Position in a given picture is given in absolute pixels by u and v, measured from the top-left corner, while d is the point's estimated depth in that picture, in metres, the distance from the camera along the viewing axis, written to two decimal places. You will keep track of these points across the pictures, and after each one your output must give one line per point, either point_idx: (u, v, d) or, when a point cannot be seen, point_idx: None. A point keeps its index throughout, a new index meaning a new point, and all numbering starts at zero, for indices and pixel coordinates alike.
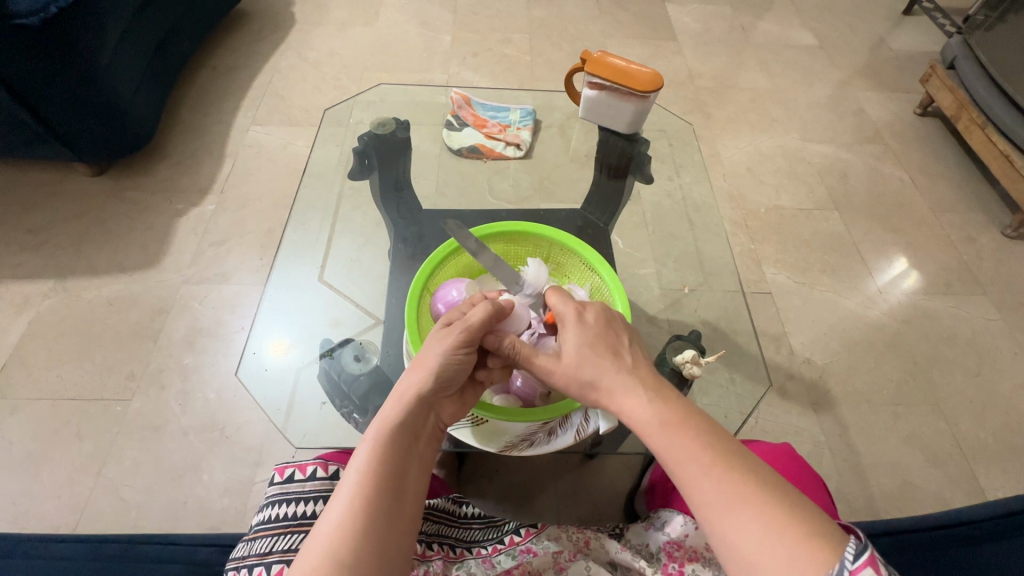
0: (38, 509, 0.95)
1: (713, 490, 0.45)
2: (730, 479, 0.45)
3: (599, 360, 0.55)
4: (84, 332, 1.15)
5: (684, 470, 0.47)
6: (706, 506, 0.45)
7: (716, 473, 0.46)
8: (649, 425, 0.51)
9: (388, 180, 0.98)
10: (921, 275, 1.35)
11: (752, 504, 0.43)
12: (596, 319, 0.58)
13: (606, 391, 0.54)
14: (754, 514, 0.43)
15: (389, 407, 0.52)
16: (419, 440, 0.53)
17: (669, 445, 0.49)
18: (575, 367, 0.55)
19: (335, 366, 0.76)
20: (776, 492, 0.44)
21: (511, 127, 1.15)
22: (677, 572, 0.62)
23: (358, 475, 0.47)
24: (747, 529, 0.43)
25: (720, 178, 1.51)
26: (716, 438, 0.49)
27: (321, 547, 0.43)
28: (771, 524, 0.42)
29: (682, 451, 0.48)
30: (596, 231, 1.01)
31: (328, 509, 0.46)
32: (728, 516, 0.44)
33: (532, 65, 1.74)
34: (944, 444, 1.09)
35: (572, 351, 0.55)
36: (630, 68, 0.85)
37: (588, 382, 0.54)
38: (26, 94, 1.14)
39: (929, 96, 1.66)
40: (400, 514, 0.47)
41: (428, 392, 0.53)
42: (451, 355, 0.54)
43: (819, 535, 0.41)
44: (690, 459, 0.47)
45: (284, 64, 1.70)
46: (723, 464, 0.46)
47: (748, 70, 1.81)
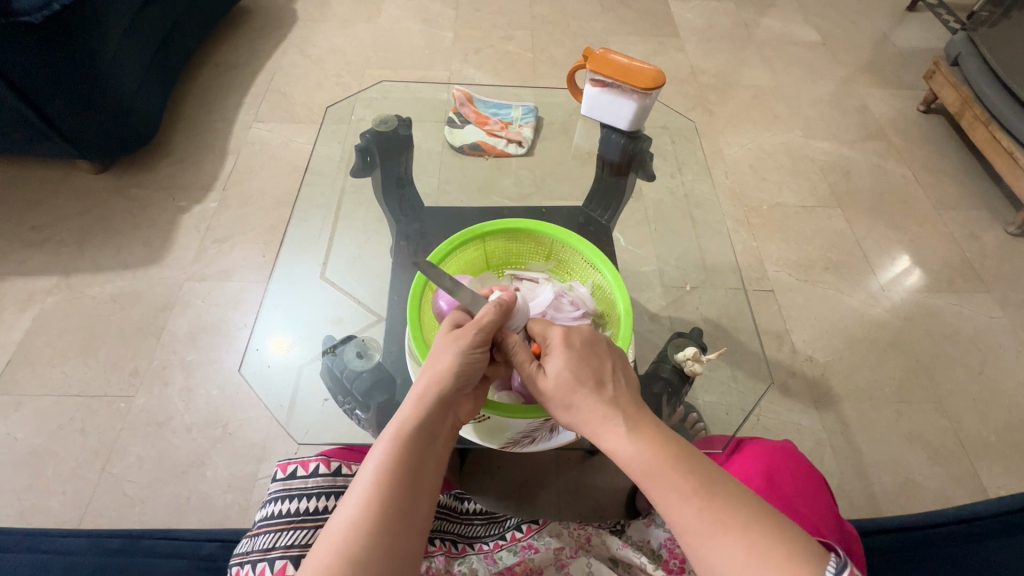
0: (43, 504, 0.96)
1: (695, 523, 0.45)
2: (712, 510, 0.45)
3: (581, 389, 0.53)
4: (89, 328, 1.16)
5: (666, 500, 0.47)
6: (688, 536, 0.45)
7: (697, 505, 0.45)
8: (629, 457, 0.49)
9: (389, 178, 1.00)
10: (924, 273, 1.34)
11: (736, 534, 0.43)
12: (580, 343, 0.56)
13: (587, 418, 0.53)
14: (738, 544, 0.43)
15: (409, 405, 0.52)
16: (438, 438, 0.52)
17: (649, 475, 0.48)
18: (555, 394, 0.54)
19: (338, 364, 0.75)
20: (760, 519, 0.44)
21: (513, 124, 1.13)
22: (678, 568, 0.63)
23: (374, 473, 0.47)
24: (729, 561, 0.43)
25: (722, 175, 1.51)
26: (699, 465, 0.48)
27: (335, 542, 0.44)
28: (753, 557, 0.42)
29: (663, 481, 0.47)
30: (598, 228, 1.00)
31: (343, 504, 0.47)
32: (710, 548, 0.44)
33: (535, 61, 1.73)
34: (946, 441, 1.09)
35: (554, 377, 0.54)
36: (632, 65, 0.87)
37: (569, 409, 0.53)
38: (29, 92, 1.15)
39: (933, 92, 1.65)
40: (415, 513, 0.47)
41: (448, 391, 0.53)
42: (468, 355, 0.54)
43: (804, 554, 0.42)
44: (672, 490, 0.47)
45: (286, 61, 1.70)
46: (704, 495, 0.46)
47: (751, 67, 1.80)
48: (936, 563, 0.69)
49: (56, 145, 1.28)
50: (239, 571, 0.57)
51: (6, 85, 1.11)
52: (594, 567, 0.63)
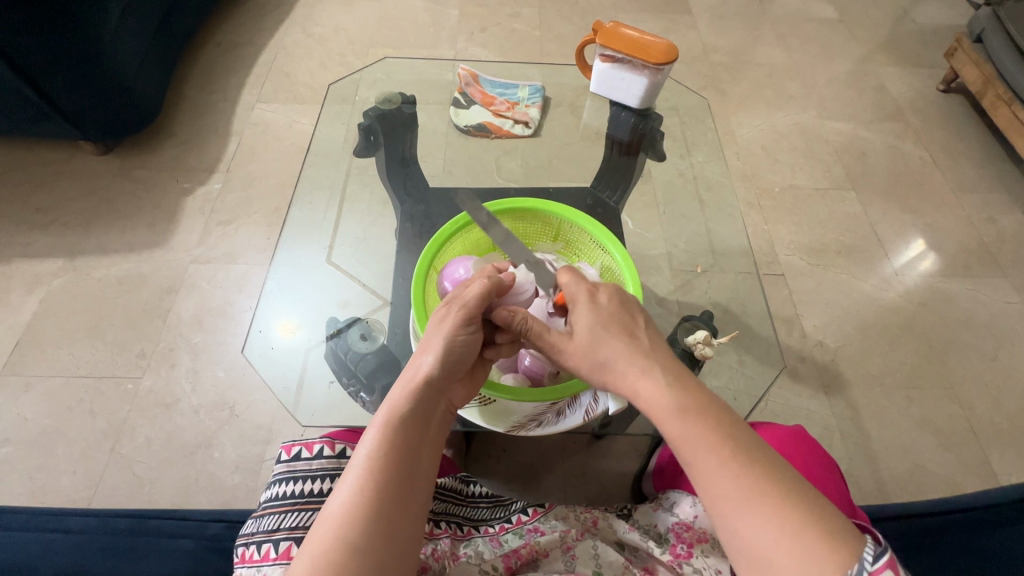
0: (53, 484, 0.97)
1: (729, 484, 0.43)
2: (749, 473, 0.44)
3: (613, 340, 0.53)
4: (96, 310, 1.16)
5: (699, 459, 0.46)
6: (719, 498, 0.44)
7: (732, 468, 0.44)
8: (665, 411, 0.48)
9: (393, 156, 0.98)
10: (939, 257, 1.31)
11: (769, 499, 0.42)
12: (609, 300, 0.55)
13: (621, 373, 0.52)
14: (773, 509, 0.42)
15: (398, 392, 0.51)
16: (430, 422, 0.52)
17: (683, 434, 0.47)
18: (586, 347, 0.54)
19: (341, 345, 0.76)
20: (792, 488, 0.43)
21: (519, 105, 1.09)
22: (685, 553, 0.61)
23: (366, 460, 0.47)
24: (762, 524, 0.41)
25: (734, 156, 1.47)
26: (737, 428, 0.47)
27: (329, 530, 0.43)
28: (787, 522, 0.41)
29: (698, 440, 0.46)
30: (606, 209, 0.99)
31: (336, 492, 0.46)
32: (741, 510, 0.43)
33: (542, 39, 1.69)
34: (958, 428, 1.08)
35: (584, 331, 0.54)
36: (643, 39, 0.84)
37: (601, 363, 0.53)
38: (30, 71, 1.13)
39: (954, 71, 1.59)
40: (411, 497, 0.47)
41: (438, 376, 0.52)
42: (455, 336, 0.53)
43: (837, 532, 0.41)
44: (707, 449, 0.45)
45: (289, 40, 1.67)
46: (742, 458, 0.44)
47: (765, 44, 1.75)
48: (946, 549, 0.69)
49: (58, 126, 1.27)
50: (244, 552, 0.57)
51: (6, 63, 1.09)
52: (600, 549, 0.62)
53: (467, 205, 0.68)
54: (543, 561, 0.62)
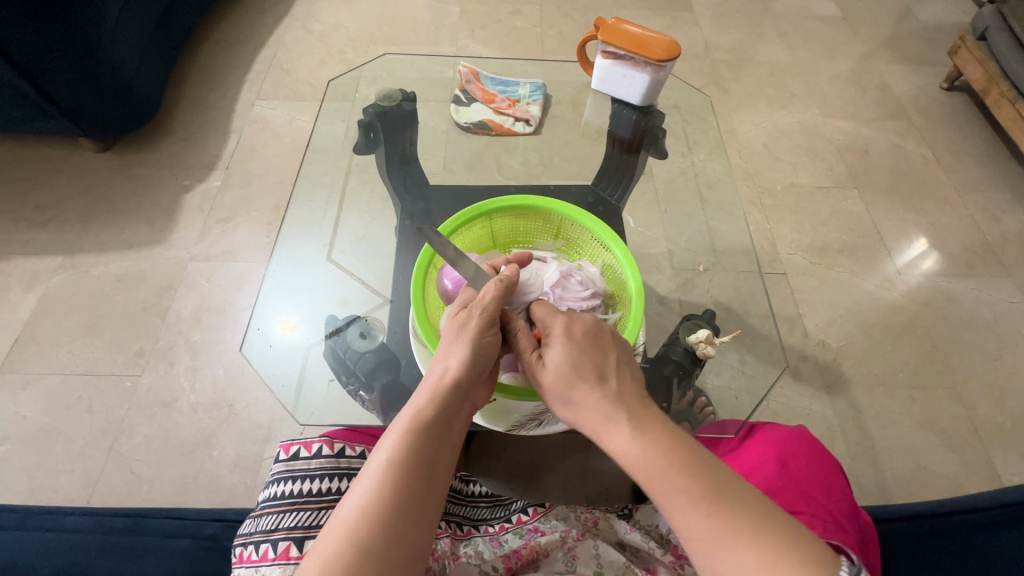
0: (52, 482, 0.97)
1: (700, 528, 0.43)
2: (722, 518, 0.42)
3: (581, 381, 0.51)
4: (95, 308, 1.16)
5: (673, 505, 0.44)
6: (696, 545, 0.43)
7: (704, 512, 0.43)
8: (632, 456, 0.47)
9: (393, 154, 0.98)
10: (942, 256, 1.31)
11: (744, 546, 0.41)
12: (583, 334, 0.54)
13: (587, 417, 0.50)
14: (749, 553, 0.41)
15: (422, 394, 0.51)
16: (452, 426, 0.51)
17: (653, 480, 0.46)
18: (555, 387, 0.52)
19: (341, 344, 0.76)
20: (765, 531, 0.42)
21: (521, 102, 1.09)
22: (687, 554, 0.63)
23: (384, 460, 0.46)
24: (736, 568, 0.41)
25: (736, 154, 1.46)
26: (700, 471, 0.45)
27: (343, 531, 0.43)
28: (763, 565, 0.40)
29: (667, 486, 0.45)
30: (607, 207, 0.98)
31: (352, 490, 0.46)
32: (715, 552, 0.42)
33: (543, 37, 1.68)
34: (960, 428, 1.07)
35: (554, 369, 0.52)
36: (644, 36, 0.84)
37: (569, 405, 0.51)
38: (28, 66, 1.12)
39: (957, 69, 1.58)
40: (427, 503, 0.46)
41: (463, 378, 0.52)
42: (477, 338, 0.53)
43: (817, 568, 0.40)
44: (678, 493, 0.44)
45: (289, 37, 1.66)
46: (711, 503, 0.43)
47: (768, 42, 1.74)
48: (950, 551, 0.68)
49: (57, 123, 1.26)
50: (242, 552, 0.57)
51: (4, 59, 1.08)
52: (601, 548, 0.62)
53: (431, 239, 0.62)
54: (544, 561, 0.62)
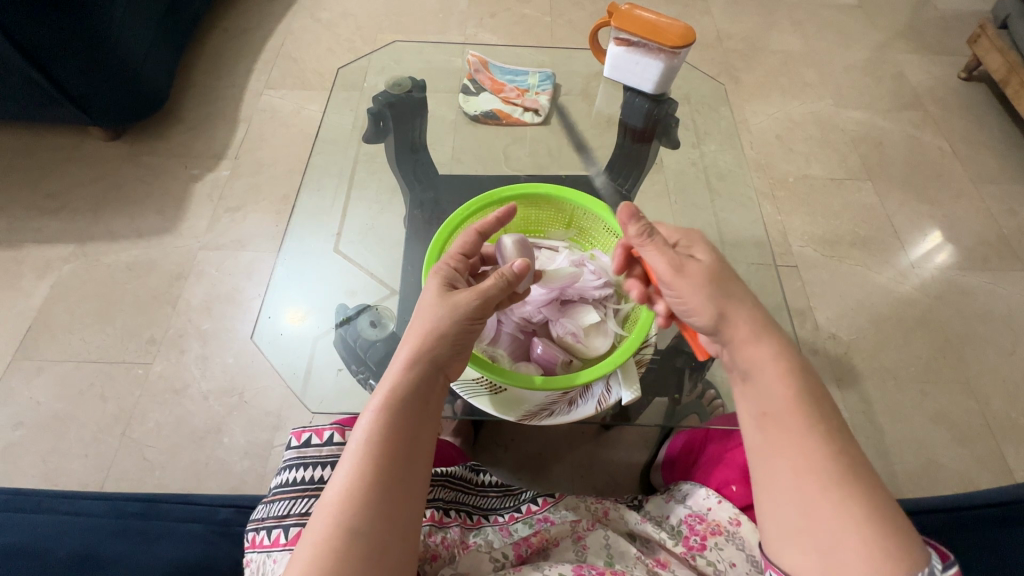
0: (65, 467, 0.98)
1: (823, 459, 0.45)
2: (846, 459, 0.46)
3: (737, 283, 0.54)
4: (106, 296, 1.16)
5: (795, 433, 0.47)
6: (805, 472, 0.45)
7: (828, 447, 0.46)
8: (777, 376, 0.49)
9: (403, 142, 0.99)
10: (956, 249, 1.29)
11: (855, 494, 0.44)
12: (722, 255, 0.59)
13: (742, 321, 0.52)
14: (858, 502, 0.43)
15: (395, 371, 0.51)
16: (430, 401, 0.51)
17: (793, 400, 0.48)
18: (716, 278, 0.53)
19: (352, 332, 0.78)
20: (874, 491, 0.44)
21: (529, 92, 1.05)
22: (699, 544, 0.61)
23: (363, 441, 0.46)
24: (843, 506, 0.43)
25: (748, 145, 1.44)
26: (833, 413, 0.49)
27: (332, 515, 0.43)
28: (869, 509, 0.43)
29: (803, 411, 0.48)
30: (618, 198, 0.97)
31: (334, 478, 0.45)
32: (828, 487, 0.44)
33: (552, 26, 1.66)
34: (973, 423, 1.06)
35: (715, 267, 0.55)
36: (659, 21, 0.83)
37: (728, 300, 0.53)
38: (36, 54, 1.12)
39: (976, 59, 1.55)
40: (412, 478, 0.46)
41: (433, 352, 0.52)
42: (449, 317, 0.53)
43: (908, 535, 0.43)
44: (807, 424, 0.47)
45: (296, 26, 1.65)
46: (839, 444, 0.46)
47: (781, 31, 1.71)
48: (962, 547, 0.67)
49: (67, 112, 1.27)
50: (254, 537, 0.57)
51: (12, 46, 1.08)
52: (612, 539, 0.61)
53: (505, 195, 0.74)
54: (554, 550, 0.61)
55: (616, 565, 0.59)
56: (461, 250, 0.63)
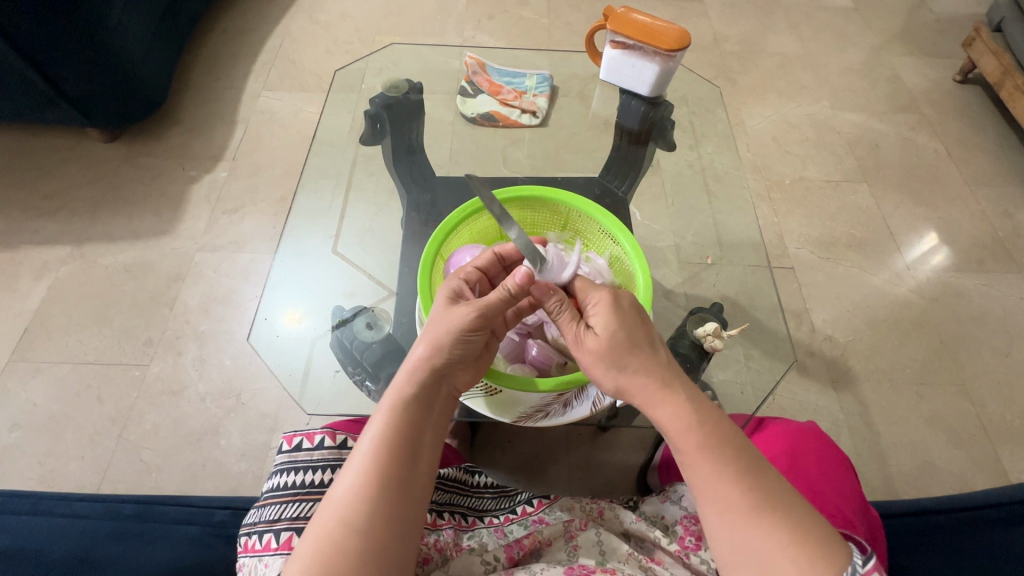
0: (62, 469, 0.98)
1: (735, 500, 0.45)
2: (759, 494, 0.45)
3: (634, 350, 0.53)
4: (104, 298, 1.16)
5: (709, 478, 0.47)
6: (727, 516, 0.45)
7: (741, 486, 0.45)
8: (683, 427, 0.49)
9: (400, 144, 0.97)
10: (952, 252, 1.29)
11: (776, 524, 0.44)
12: (629, 307, 0.55)
13: (641, 385, 0.52)
14: (776, 533, 0.43)
15: (402, 376, 0.53)
16: (431, 410, 0.53)
17: (700, 452, 0.48)
18: (609, 355, 0.53)
19: (347, 335, 0.77)
20: (791, 519, 0.44)
21: (527, 94, 1.07)
22: (694, 545, 0.61)
23: (372, 445, 0.49)
24: (764, 542, 0.43)
25: (744, 148, 1.45)
26: (744, 448, 0.48)
27: (334, 513, 0.46)
28: (790, 537, 0.43)
29: (710, 462, 0.47)
30: (614, 200, 0.99)
31: (341, 477, 0.48)
32: (747, 528, 0.44)
33: (550, 28, 1.67)
34: (968, 425, 1.07)
35: (606, 340, 0.53)
36: (655, 25, 0.84)
37: (621, 370, 0.53)
38: (37, 57, 1.13)
39: (971, 61, 1.56)
40: (412, 485, 0.48)
41: (439, 362, 0.54)
42: (459, 335, 0.54)
43: (831, 546, 0.43)
44: (718, 466, 0.47)
45: (295, 27, 1.66)
46: (751, 481, 0.46)
47: (778, 33, 1.72)
48: (956, 550, 0.68)
49: (66, 114, 1.27)
50: (247, 541, 0.57)
51: (13, 50, 1.09)
52: (604, 536, 0.61)
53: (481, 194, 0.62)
54: (547, 550, 0.61)
55: (608, 561, 0.59)
56: (477, 266, 0.64)
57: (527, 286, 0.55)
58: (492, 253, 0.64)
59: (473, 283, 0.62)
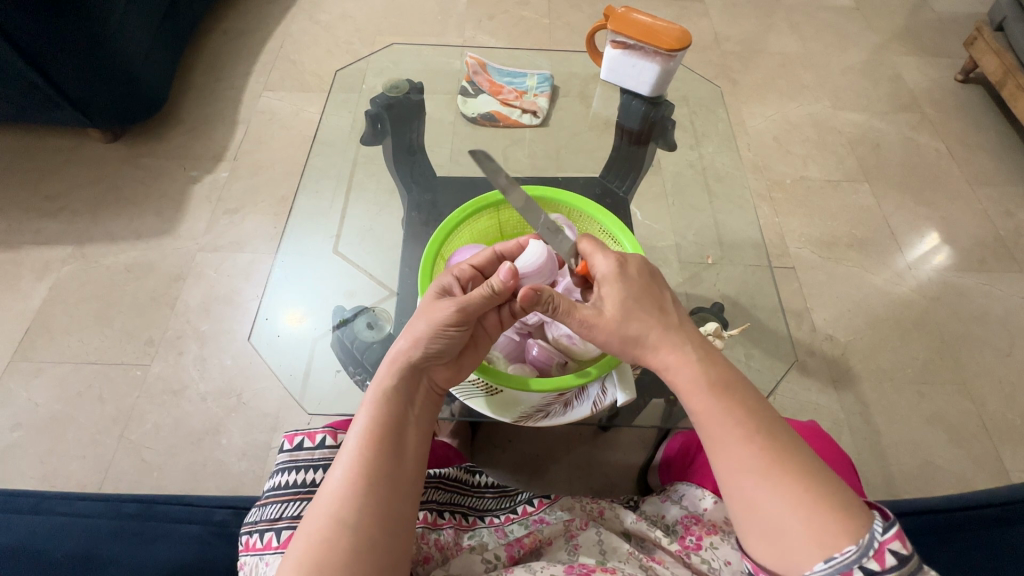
0: (64, 468, 0.98)
1: (750, 457, 0.45)
2: (774, 450, 0.45)
3: (643, 315, 0.54)
4: (105, 297, 1.17)
5: (725, 434, 0.47)
6: (740, 475, 0.45)
7: (756, 442, 0.45)
8: (695, 385, 0.50)
9: (400, 144, 0.98)
10: (953, 251, 1.29)
11: (794, 481, 0.43)
12: (638, 273, 0.56)
13: (651, 346, 0.53)
14: (793, 489, 0.43)
15: (382, 376, 0.54)
16: (412, 404, 0.54)
17: (713, 408, 0.48)
18: (619, 320, 0.54)
19: (348, 334, 0.78)
20: (809, 476, 0.44)
21: (528, 94, 1.06)
22: (695, 544, 0.61)
23: (356, 443, 0.49)
24: (781, 498, 0.43)
25: (745, 148, 1.45)
26: (757, 406, 0.48)
27: (323, 510, 0.46)
28: (806, 496, 0.42)
29: (723, 418, 0.47)
30: (615, 199, 0.99)
31: (328, 476, 0.48)
32: (762, 484, 0.44)
33: (551, 28, 1.67)
34: (969, 424, 1.07)
35: (614, 306, 0.54)
36: (655, 25, 0.84)
37: (632, 339, 0.54)
38: (37, 57, 1.13)
39: (973, 61, 1.55)
40: (398, 479, 0.49)
41: (419, 358, 0.55)
42: (440, 330, 0.54)
43: (849, 508, 0.42)
44: (733, 422, 0.47)
45: (295, 27, 1.66)
46: (767, 438, 0.46)
47: (779, 33, 1.71)
48: (956, 548, 0.68)
49: (67, 114, 1.27)
50: (248, 540, 0.57)
51: (13, 50, 1.09)
52: (605, 536, 0.62)
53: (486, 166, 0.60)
54: (547, 549, 0.61)
55: (609, 561, 0.59)
56: (473, 264, 0.64)
57: (512, 281, 0.56)
58: (490, 252, 0.65)
59: (465, 281, 0.62)
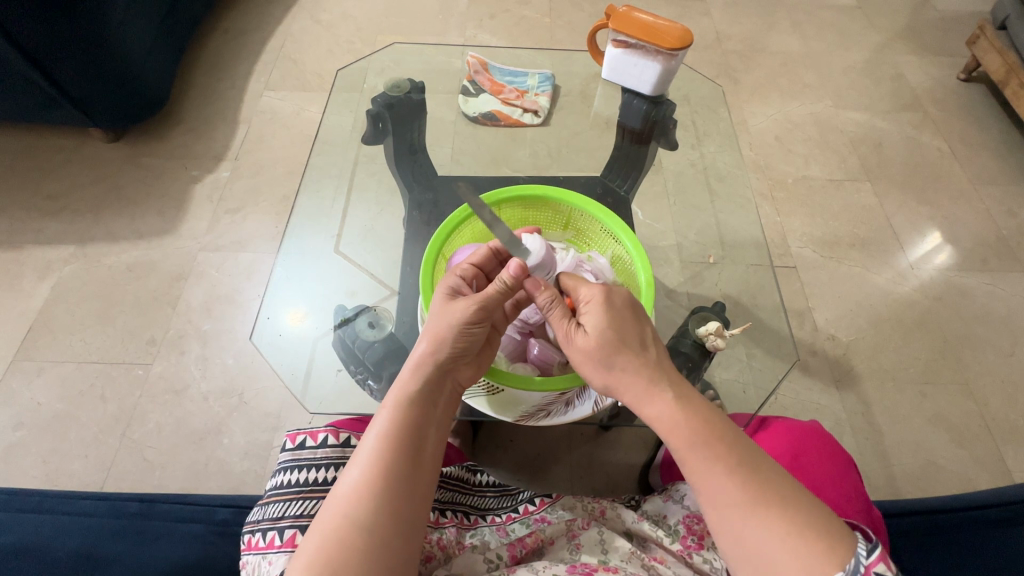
0: (66, 467, 0.98)
1: (732, 496, 0.45)
2: (757, 488, 0.45)
3: (624, 348, 0.53)
4: (107, 297, 1.17)
5: (707, 475, 0.46)
6: (727, 515, 0.45)
7: (739, 482, 0.45)
8: (675, 423, 0.49)
9: (401, 144, 0.97)
10: (955, 251, 1.29)
11: (780, 518, 0.43)
12: (622, 303, 0.56)
13: (630, 382, 0.53)
14: (779, 526, 0.43)
15: (407, 374, 0.54)
16: (437, 404, 0.53)
17: (694, 448, 0.48)
18: (599, 350, 0.54)
19: (350, 333, 0.77)
20: (794, 511, 0.44)
21: (529, 93, 1.07)
22: (696, 544, 0.61)
23: (377, 440, 0.49)
24: (767, 537, 0.43)
25: (746, 147, 1.44)
26: (738, 443, 0.48)
27: (339, 506, 0.46)
28: (792, 533, 0.43)
29: (705, 457, 0.47)
30: (617, 199, 0.98)
31: (347, 472, 0.48)
32: (749, 523, 0.44)
33: (552, 27, 1.66)
34: (971, 425, 1.06)
35: (595, 333, 0.54)
36: (657, 24, 0.83)
37: (610, 370, 0.53)
38: (39, 57, 1.13)
39: (976, 59, 1.55)
40: (416, 481, 0.49)
41: (445, 359, 0.55)
42: (463, 328, 0.55)
43: (833, 538, 0.42)
44: (714, 461, 0.47)
45: (297, 27, 1.66)
46: (749, 476, 0.45)
47: (780, 32, 1.71)
48: (958, 550, 0.68)
49: (69, 114, 1.27)
50: (250, 539, 0.57)
51: (14, 50, 1.09)
52: (607, 535, 0.62)
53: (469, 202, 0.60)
54: (549, 549, 0.61)
55: (610, 560, 0.59)
56: (473, 263, 0.64)
57: (522, 276, 0.57)
58: (487, 248, 0.65)
59: (468, 279, 0.63)
